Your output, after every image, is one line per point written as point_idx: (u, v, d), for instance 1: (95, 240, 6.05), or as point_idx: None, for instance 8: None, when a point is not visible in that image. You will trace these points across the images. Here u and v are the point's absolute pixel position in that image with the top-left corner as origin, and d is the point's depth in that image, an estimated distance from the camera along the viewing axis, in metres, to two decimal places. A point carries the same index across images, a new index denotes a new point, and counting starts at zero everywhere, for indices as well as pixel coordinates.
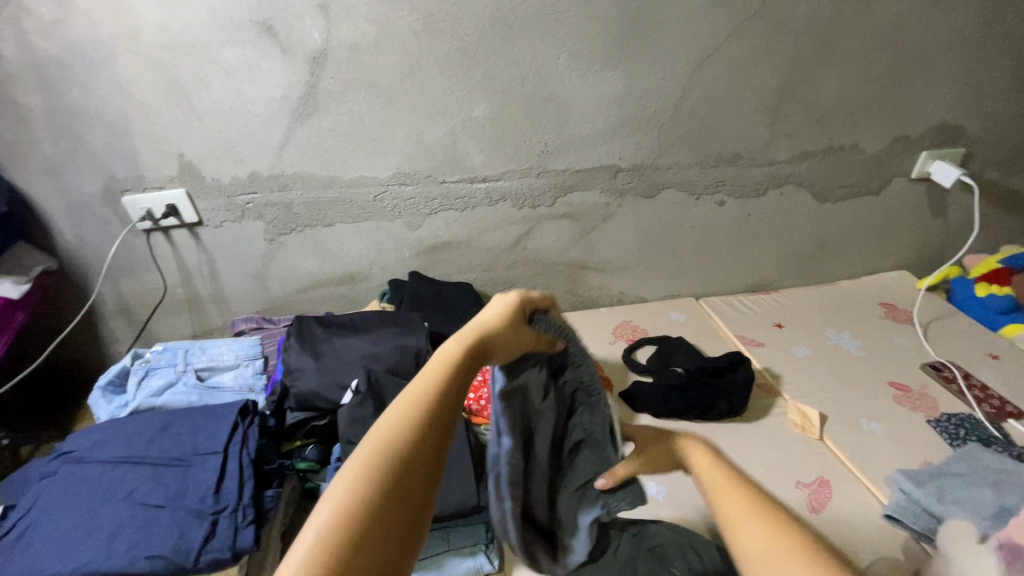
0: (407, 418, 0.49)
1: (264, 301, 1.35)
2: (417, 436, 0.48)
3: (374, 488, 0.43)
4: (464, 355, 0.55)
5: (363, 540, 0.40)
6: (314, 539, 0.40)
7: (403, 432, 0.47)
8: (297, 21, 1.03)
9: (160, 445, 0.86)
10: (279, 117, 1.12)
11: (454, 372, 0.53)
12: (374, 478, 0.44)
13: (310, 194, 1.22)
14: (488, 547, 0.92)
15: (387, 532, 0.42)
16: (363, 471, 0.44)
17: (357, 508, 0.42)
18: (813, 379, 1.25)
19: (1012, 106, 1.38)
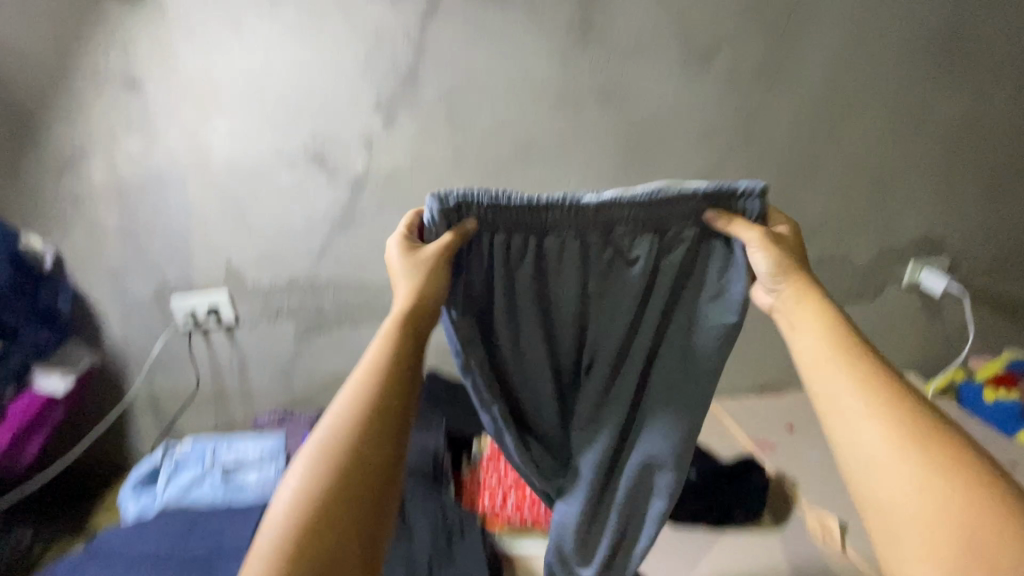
0: (354, 407, 0.55)
1: (288, 396, 1.40)
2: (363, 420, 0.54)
3: (315, 477, 0.51)
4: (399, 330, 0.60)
5: (318, 522, 0.49)
6: (279, 521, 0.49)
7: (351, 420, 0.54)
8: (344, 152, 1.19)
9: (186, 543, 0.88)
10: (320, 230, 1.25)
11: (392, 352, 0.59)
12: (325, 462, 0.52)
13: (341, 297, 1.32)
14: None
15: (341, 510, 0.50)
16: (317, 459, 0.52)
17: (311, 494, 0.50)
18: (829, 484, 1.24)
19: (990, 221, 1.50)
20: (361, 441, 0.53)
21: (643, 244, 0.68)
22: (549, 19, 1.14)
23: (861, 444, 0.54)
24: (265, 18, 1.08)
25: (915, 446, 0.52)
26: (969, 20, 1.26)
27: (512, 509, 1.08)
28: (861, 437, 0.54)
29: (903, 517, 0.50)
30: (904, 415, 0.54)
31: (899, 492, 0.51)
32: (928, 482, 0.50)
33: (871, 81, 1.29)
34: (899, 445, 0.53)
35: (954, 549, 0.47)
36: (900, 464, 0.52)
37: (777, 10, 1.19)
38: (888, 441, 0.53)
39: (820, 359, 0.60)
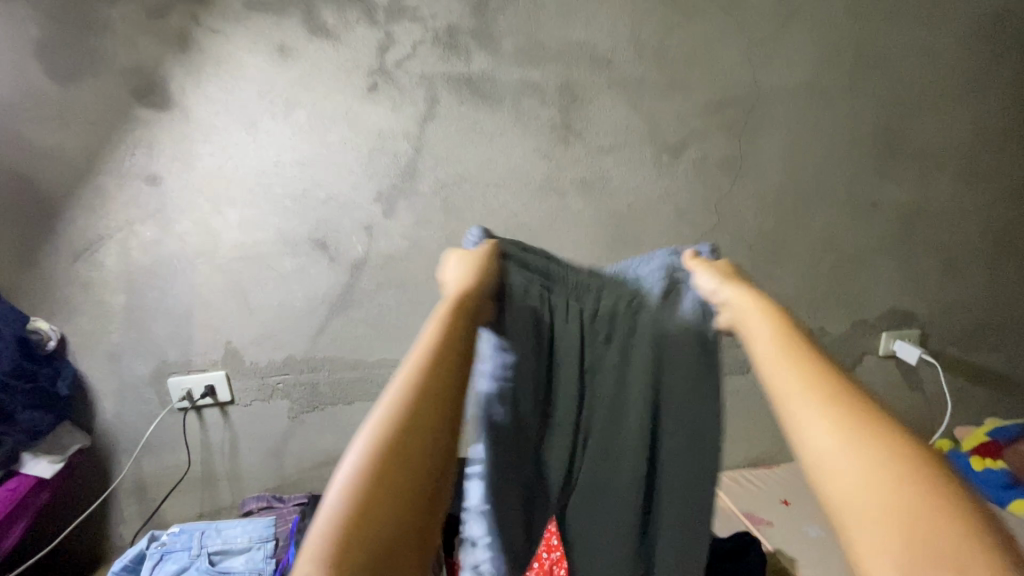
0: (415, 376, 0.50)
1: (277, 478, 1.39)
2: (429, 384, 0.50)
3: (383, 465, 0.44)
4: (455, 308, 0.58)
5: (387, 488, 0.43)
6: (343, 489, 0.43)
7: (416, 385, 0.49)
8: (345, 238, 1.28)
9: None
10: (319, 310, 1.31)
11: (451, 324, 0.56)
12: (390, 427, 0.46)
13: (336, 374, 1.35)
14: None
15: (412, 475, 0.44)
16: (384, 423, 0.46)
17: (374, 460, 0.44)
18: (829, 561, 1.22)
19: (951, 294, 1.59)
20: (432, 429, 0.47)
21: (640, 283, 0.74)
22: (533, 122, 1.28)
23: (811, 435, 0.45)
24: (278, 123, 1.20)
25: (860, 438, 0.43)
26: (905, 118, 1.43)
27: None
28: (806, 427, 0.46)
29: (857, 522, 0.40)
30: (856, 406, 0.46)
31: (851, 487, 0.41)
32: (881, 475, 0.41)
33: (825, 171, 1.43)
34: (846, 436, 0.44)
35: (908, 549, 0.37)
36: (849, 457, 0.43)
37: (735, 113, 1.35)
38: (837, 431, 0.44)
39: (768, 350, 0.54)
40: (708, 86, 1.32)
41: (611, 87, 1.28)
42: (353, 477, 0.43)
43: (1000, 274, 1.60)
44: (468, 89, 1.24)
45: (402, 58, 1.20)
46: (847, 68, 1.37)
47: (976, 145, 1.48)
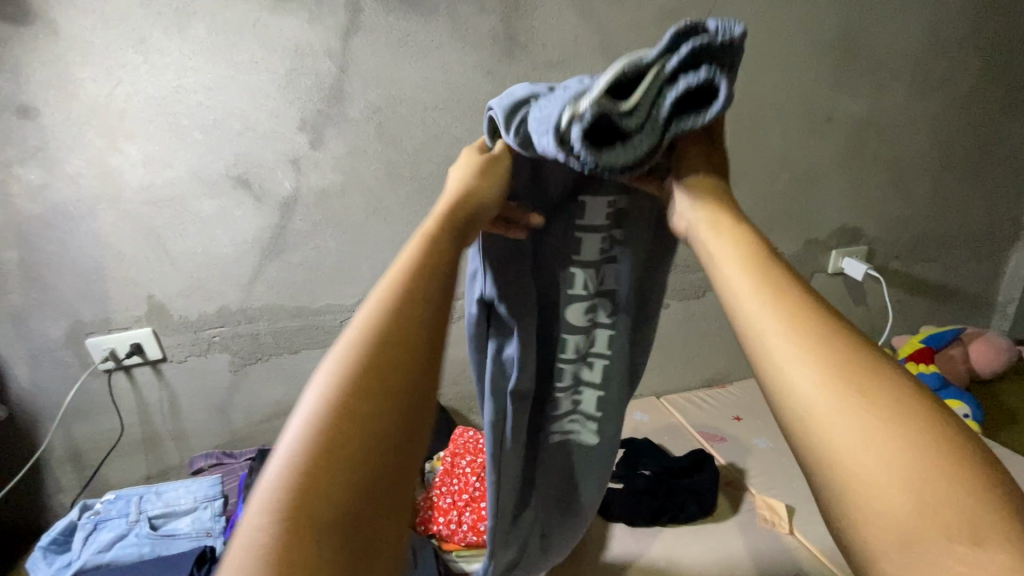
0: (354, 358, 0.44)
1: (226, 434, 1.32)
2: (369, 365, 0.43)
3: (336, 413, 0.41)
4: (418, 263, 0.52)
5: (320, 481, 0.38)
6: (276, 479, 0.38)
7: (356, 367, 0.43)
8: (269, 174, 1.15)
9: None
10: (250, 255, 1.20)
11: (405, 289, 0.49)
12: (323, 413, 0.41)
13: (277, 324, 1.26)
14: None
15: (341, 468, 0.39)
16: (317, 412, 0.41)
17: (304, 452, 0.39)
18: (777, 469, 1.29)
19: (898, 209, 1.62)
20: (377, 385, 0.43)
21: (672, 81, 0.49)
22: (473, 33, 1.14)
23: (793, 388, 0.41)
24: (173, 39, 1.03)
25: (850, 387, 0.40)
26: (866, 22, 1.36)
27: (468, 527, 1.03)
28: (790, 378, 0.42)
29: (858, 488, 0.36)
30: (840, 353, 0.42)
31: (849, 440, 0.38)
32: (880, 436, 0.37)
33: (783, 83, 1.36)
34: (834, 388, 0.40)
35: (916, 511, 0.34)
36: (839, 409, 0.39)
37: (692, 21, 1.25)
38: (821, 381, 0.40)
39: (739, 290, 0.49)
40: None
41: None
42: (320, 415, 0.40)
43: (944, 187, 1.63)
44: None
45: None
46: None
47: (933, 53, 1.45)
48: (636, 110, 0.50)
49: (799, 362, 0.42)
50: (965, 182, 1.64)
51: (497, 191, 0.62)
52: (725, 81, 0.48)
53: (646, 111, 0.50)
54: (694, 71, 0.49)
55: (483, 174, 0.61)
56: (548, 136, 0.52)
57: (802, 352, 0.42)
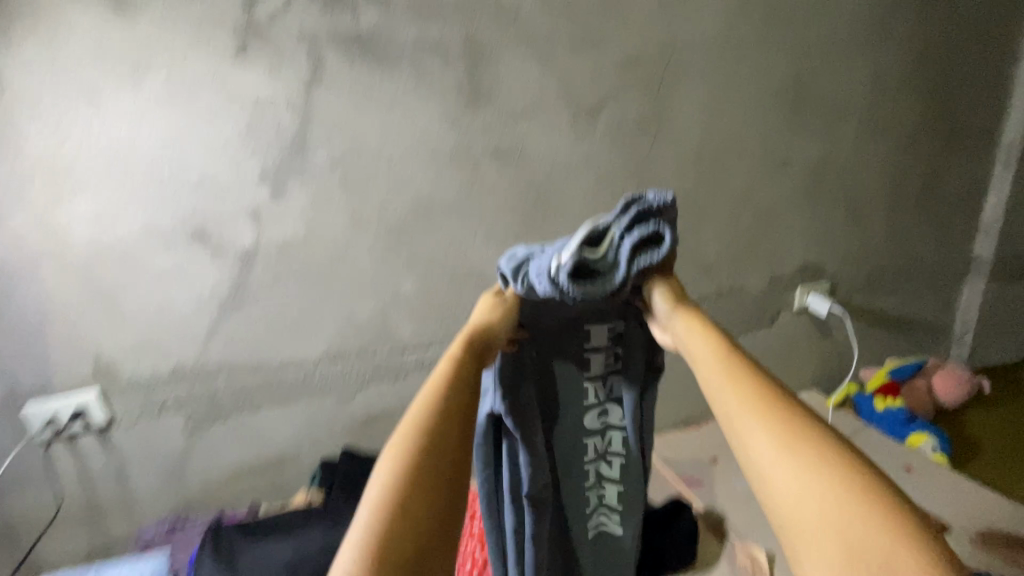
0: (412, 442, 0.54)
1: (179, 500, 1.23)
2: (429, 450, 0.54)
3: (405, 488, 0.51)
4: (456, 367, 0.62)
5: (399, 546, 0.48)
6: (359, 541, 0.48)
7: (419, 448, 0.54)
8: (228, 226, 1.11)
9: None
10: (207, 309, 1.15)
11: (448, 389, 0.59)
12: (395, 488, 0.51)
13: (236, 380, 1.20)
14: None
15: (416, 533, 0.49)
16: (389, 492, 0.51)
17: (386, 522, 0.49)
18: (754, 511, 1.28)
19: (856, 245, 1.67)
20: (438, 467, 0.53)
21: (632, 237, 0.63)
22: (437, 84, 1.15)
23: (757, 455, 0.55)
24: (127, 92, 1.00)
25: (798, 455, 0.53)
26: (814, 72, 1.44)
27: None
28: (755, 452, 0.55)
29: (804, 537, 0.50)
30: (794, 427, 0.55)
31: (798, 498, 0.51)
32: (819, 495, 0.51)
33: (741, 129, 1.42)
34: (787, 457, 0.53)
35: (845, 552, 0.48)
36: (794, 475, 0.52)
37: (651, 72, 1.29)
38: (777, 453, 0.54)
39: (716, 377, 0.61)
40: (622, 42, 1.24)
41: (520, 43, 1.18)
42: (380, 495, 0.51)
43: (897, 224, 1.69)
44: (358, 49, 1.09)
45: (275, 11, 1.03)
46: (758, 21, 1.34)
47: (877, 100, 1.53)
48: (604, 256, 0.64)
49: (762, 439, 0.55)
50: (916, 219, 1.71)
51: (509, 322, 0.70)
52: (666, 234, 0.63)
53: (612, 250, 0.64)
54: (643, 225, 0.63)
55: (496, 309, 0.70)
56: (541, 273, 0.64)
57: (762, 429, 0.55)
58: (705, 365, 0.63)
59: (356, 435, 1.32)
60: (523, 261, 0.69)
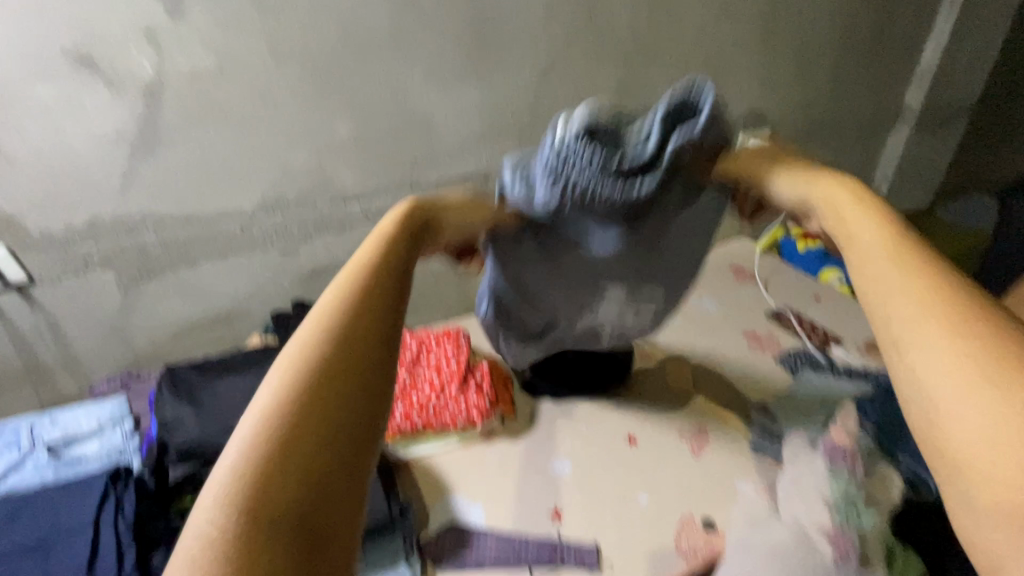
0: (300, 358, 0.39)
1: (128, 356, 1.22)
2: (315, 369, 0.38)
3: (274, 420, 0.35)
4: (370, 271, 0.46)
5: (255, 499, 0.33)
6: (209, 500, 0.33)
7: (303, 366, 0.38)
8: (120, 52, 0.95)
9: (10, 532, 0.73)
10: (115, 154, 1.03)
11: (361, 296, 0.43)
12: (268, 419, 0.35)
13: (165, 234, 1.13)
14: (409, 555, 0.93)
15: (282, 480, 0.34)
16: (255, 427, 0.35)
17: (242, 468, 0.34)
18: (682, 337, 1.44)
19: (800, 91, 1.68)
20: (323, 389, 0.38)
21: (663, 144, 0.63)
22: None
23: (909, 323, 0.39)
24: None
25: (966, 324, 0.36)
26: None
27: (402, 417, 1.08)
28: (898, 327, 0.39)
29: (955, 423, 0.34)
30: (960, 297, 0.38)
31: (952, 375, 0.35)
32: (974, 378, 0.34)
33: None
34: (947, 322, 0.37)
35: (1017, 440, 0.31)
36: (947, 346, 0.36)
37: None
38: (938, 319, 0.38)
39: (872, 245, 0.45)
40: None
41: None
42: (243, 433, 0.36)
43: (841, 70, 1.70)
44: None
45: None
46: None
47: None
48: (626, 147, 0.65)
49: (910, 303, 0.39)
50: (859, 65, 1.72)
51: (470, 216, 0.65)
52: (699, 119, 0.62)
53: (642, 142, 0.64)
54: (671, 129, 0.63)
55: (466, 204, 0.65)
56: (543, 167, 0.65)
57: (915, 297, 0.39)
58: (858, 238, 0.47)
59: (306, 288, 1.32)
60: (522, 164, 0.68)
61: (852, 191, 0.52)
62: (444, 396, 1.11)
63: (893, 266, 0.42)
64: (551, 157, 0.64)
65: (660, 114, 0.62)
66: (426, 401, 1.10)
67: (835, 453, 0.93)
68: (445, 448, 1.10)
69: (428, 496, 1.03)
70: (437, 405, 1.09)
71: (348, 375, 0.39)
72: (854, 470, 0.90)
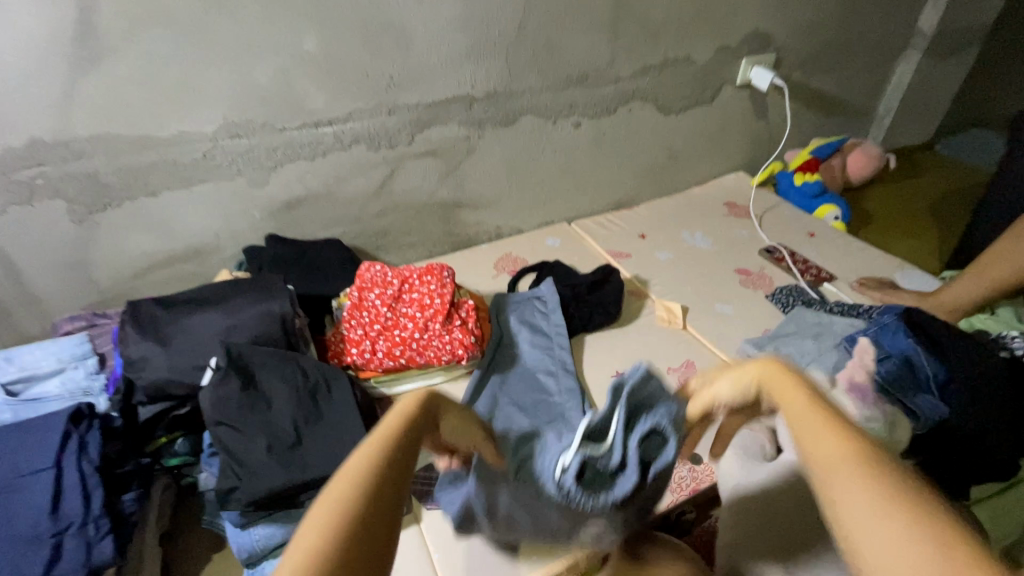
0: (340, 514, 0.45)
1: (92, 295, 1.14)
2: (347, 533, 0.44)
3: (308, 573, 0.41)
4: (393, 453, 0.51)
5: None
6: None
7: (342, 523, 0.45)
8: None
9: None
10: (51, 64, 0.91)
11: (388, 464, 0.50)
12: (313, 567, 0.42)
13: (119, 159, 1.02)
14: None
15: None
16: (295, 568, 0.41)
17: None
18: (674, 275, 1.40)
19: (806, 11, 1.57)
20: (361, 550, 0.44)
21: (633, 439, 0.58)
22: None
23: (841, 491, 0.43)
24: None
25: (895, 494, 0.42)
26: None
27: (383, 354, 1.02)
28: (837, 494, 0.43)
29: None
30: (885, 469, 0.44)
31: (890, 545, 0.39)
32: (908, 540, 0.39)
33: None
34: (885, 490, 0.42)
35: None
36: (882, 517, 0.41)
37: None
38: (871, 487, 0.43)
39: (800, 416, 0.51)
40: None
41: None
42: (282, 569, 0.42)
43: None
44: None
45: None
46: None
47: None
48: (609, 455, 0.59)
49: (842, 472, 0.44)
50: None
51: (462, 436, 0.61)
52: (667, 411, 0.59)
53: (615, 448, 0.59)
54: (641, 419, 0.59)
55: (458, 424, 0.60)
56: (545, 468, 0.60)
57: (844, 464, 0.45)
58: (794, 416, 0.52)
59: (280, 223, 1.23)
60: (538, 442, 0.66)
61: (779, 369, 0.58)
62: (428, 333, 1.04)
63: (829, 436, 0.48)
64: (554, 472, 0.58)
65: (619, 416, 0.58)
66: (409, 337, 1.03)
67: (863, 393, 0.78)
68: (427, 383, 1.06)
69: None
70: (421, 341, 1.03)
71: (378, 538, 0.45)
72: (883, 413, 0.78)
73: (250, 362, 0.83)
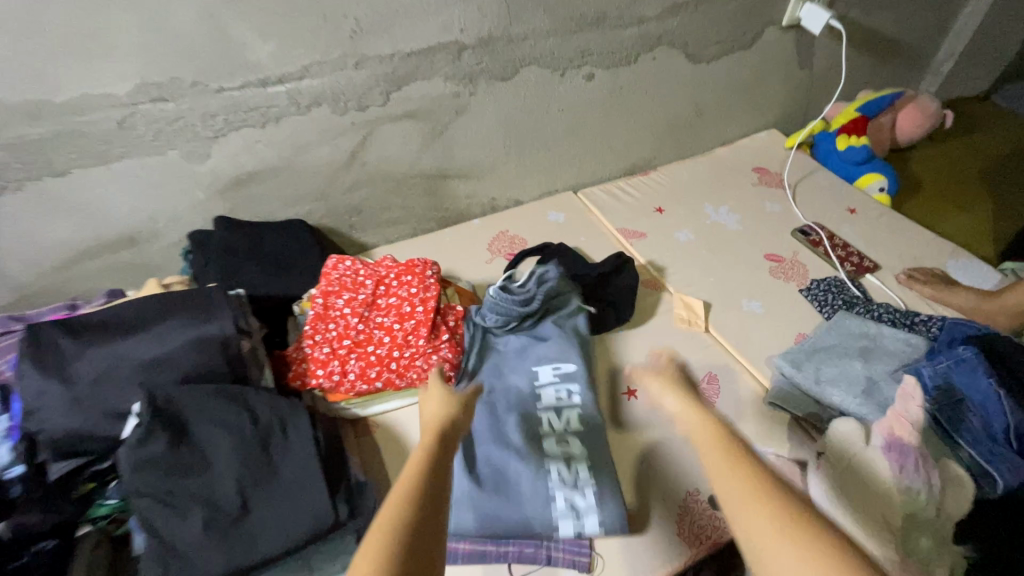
0: (391, 530, 0.48)
1: (6, 293, 0.95)
2: (404, 548, 0.47)
3: None
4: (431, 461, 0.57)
5: None
6: None
7: (398, 539, 0.47)
8: None
9: None
10: None
11: (431, 472, 0.56)
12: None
13: (8, 130, 0.80)
14: None
15: None
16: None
17: None
18: (696, 262, 1.21)
19: None
20: (419, 554, 0.47)
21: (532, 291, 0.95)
22: None
23: (753, 541, 0.48)
24: None
25: (799, 536, 0.47)
26: None
27: (356, 376, 0.86)
28: (755, 543, 0.48)
29: None
30: (788, 510, 0.49)
31: None
32: None
33: None
34: (790, 534, 0.47)
35: None
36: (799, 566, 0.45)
37: None
38: (778, 528, 0.48)
39: (712, 463, 0.56)
40: None
41: None
42: None
43: None
44: None
45: None
46: None
47: None
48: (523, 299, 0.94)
49: (749, 518, 0.50)
50: None
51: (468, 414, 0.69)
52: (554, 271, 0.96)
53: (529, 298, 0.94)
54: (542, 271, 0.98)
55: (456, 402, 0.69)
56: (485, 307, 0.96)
57: (750, 505, 0.50)
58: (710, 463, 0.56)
59: (230, 202, 1.02)
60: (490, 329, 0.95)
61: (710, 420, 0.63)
62: (410, 350, 0.87)
63: (738, 479, 0.53)
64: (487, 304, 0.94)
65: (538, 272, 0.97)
66: (387, 356, 0.87)
67: (904, 456, 0.63)
68: (410, 403, 0.91)
69: (389, 469, 0.84)
70: (401, 362, 0.87)
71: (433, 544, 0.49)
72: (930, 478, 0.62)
73: (179, 409, 0.67)
